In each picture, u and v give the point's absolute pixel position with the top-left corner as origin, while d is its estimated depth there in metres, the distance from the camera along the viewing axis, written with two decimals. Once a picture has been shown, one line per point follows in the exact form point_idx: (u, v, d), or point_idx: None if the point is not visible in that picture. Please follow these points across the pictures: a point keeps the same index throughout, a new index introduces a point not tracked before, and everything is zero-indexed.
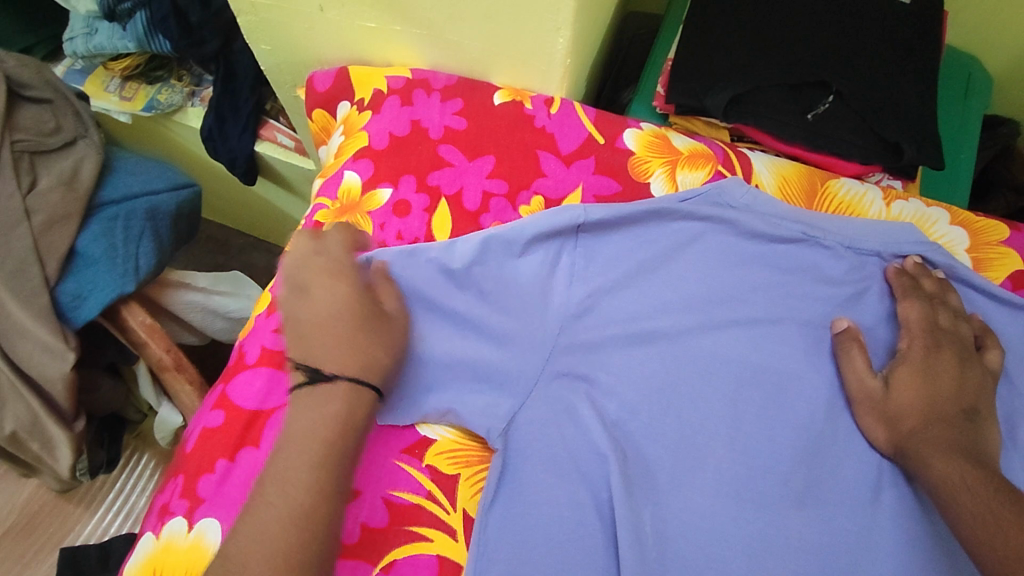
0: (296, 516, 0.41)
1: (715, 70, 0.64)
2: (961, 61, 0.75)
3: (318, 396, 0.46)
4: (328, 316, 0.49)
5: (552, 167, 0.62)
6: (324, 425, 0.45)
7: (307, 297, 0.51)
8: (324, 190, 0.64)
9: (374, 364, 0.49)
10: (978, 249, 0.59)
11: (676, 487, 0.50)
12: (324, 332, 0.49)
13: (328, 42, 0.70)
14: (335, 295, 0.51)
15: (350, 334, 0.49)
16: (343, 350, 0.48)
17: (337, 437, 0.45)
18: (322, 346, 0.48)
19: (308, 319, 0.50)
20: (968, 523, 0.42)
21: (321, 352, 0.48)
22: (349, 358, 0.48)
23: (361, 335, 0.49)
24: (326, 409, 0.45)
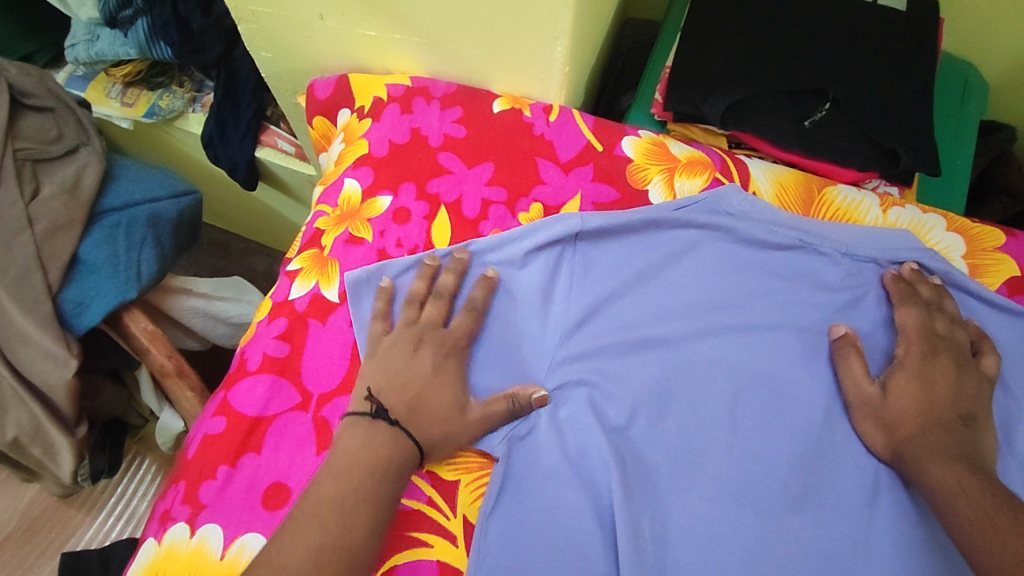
0: (335, 540, 0.43)
1: (713, 77, 0.65)
2: (958, 67, 0.76)
3: (373, 435, 0.48)
4: (410, 372, 0.52)
5: (550, 174, 0.62)
6: (369, 462, 0.47)
7: (411, 357, 0.52)
8: (324, 198, 0.65)
9: (429, 426, 0.50)
10: (974, 255, 0.59)
11: (675, 492, 0.51)
12: (435, 394, 0.51)
13: (328, 50, 0.70)
14: (442, 363, 0.52)
15: (441, 399, 0.51)
16: (420, 408, 0.50)
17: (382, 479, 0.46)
18: (392, 395, 0.50)
19: (400, 377, 0.51)
20: (966, 529, 0.42)
21: (395, 399, 0.50)
22: (427, 420, 0.50)
23: (444, 398, 0.51)
24: (377, 449, 0.48)
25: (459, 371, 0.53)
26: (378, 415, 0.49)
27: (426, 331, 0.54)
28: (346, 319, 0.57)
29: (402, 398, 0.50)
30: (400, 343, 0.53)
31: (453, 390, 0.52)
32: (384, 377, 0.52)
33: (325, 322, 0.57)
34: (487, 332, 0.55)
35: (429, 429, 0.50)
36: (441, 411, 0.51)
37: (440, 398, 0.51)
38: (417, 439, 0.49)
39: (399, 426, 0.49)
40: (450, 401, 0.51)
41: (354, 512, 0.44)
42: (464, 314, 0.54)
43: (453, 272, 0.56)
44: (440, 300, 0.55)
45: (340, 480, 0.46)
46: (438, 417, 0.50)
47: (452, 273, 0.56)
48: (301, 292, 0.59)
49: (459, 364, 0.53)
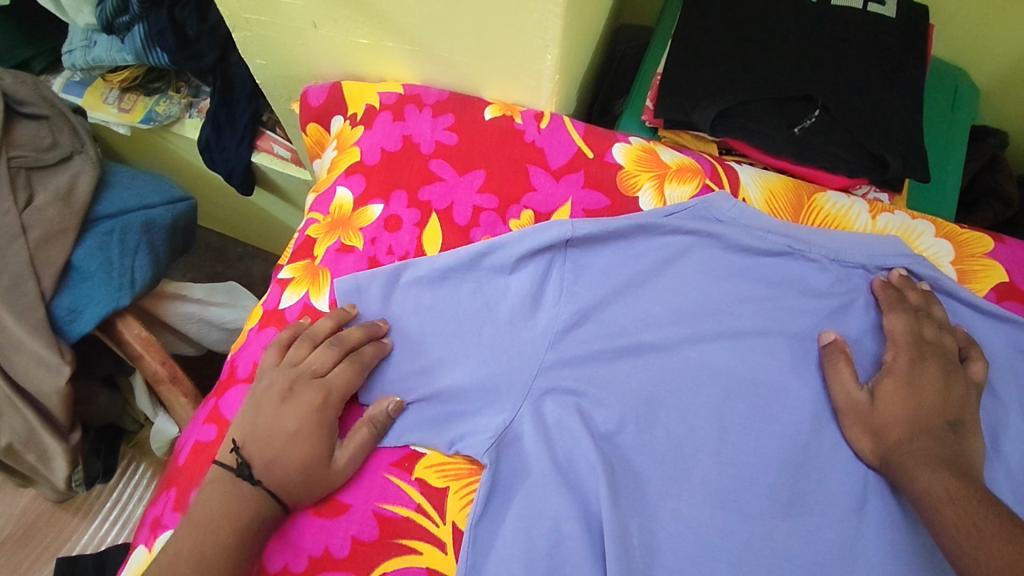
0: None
1: (704, 84, 0.65)
2: (949, 73, 0.76)
3: (231, 491, 0.48)
4: (277, 423, 0.50)
5: (541, 181, 0.62)
6: (219, 517, 0.46)
7: (281, 410, 0.51)
8: (316, 206, 0.65)
9: (288, 483, 0.49)
10: (962, 261, 0.60)
11: (663, 498, 0.51)
12: (301, 448, 0.49)
13: (322, 58, 0.71)
14: (312, 419, 0.51)
15: (302, 454, 0.49)
16: (280, 465, 0.49)
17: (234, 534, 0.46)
18: (256, 450, 0.49)
19: (269, 429, 0.50)
20: (952, 535, 0.42)
21: (258, 454, 0.49)
22: (286, 476, 0.49)
23: (310, 455, 0.49)
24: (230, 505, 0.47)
25: (332, 423, 0.51)
26: (238, 474, 0.48)
27: (302, 380, 0.52)
28: None
29: (265, 454, 0.49)
30: (279, 390, 0.52)
31: (323, 444, 0.50)
32: (251, 429, 0.50)
33: None
34: (478, 337, 0.55)
35: (290, 485, 0.49)
36: (301, 468, 0.49)
37: (305, 453, 0.49)
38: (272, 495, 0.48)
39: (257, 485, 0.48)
40: (316, 456, 0.50)
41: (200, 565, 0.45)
42: (346, 364, 0.53)
43: (332, 319, 0.55)
44: (328, 349, 0.53)
45: (196, 536, 0.46)
46: (298, 473, 0.49)
47: (329, 319, 0.55)
48: (292, 301, 0.59)
49: (330, 418, 0.51)
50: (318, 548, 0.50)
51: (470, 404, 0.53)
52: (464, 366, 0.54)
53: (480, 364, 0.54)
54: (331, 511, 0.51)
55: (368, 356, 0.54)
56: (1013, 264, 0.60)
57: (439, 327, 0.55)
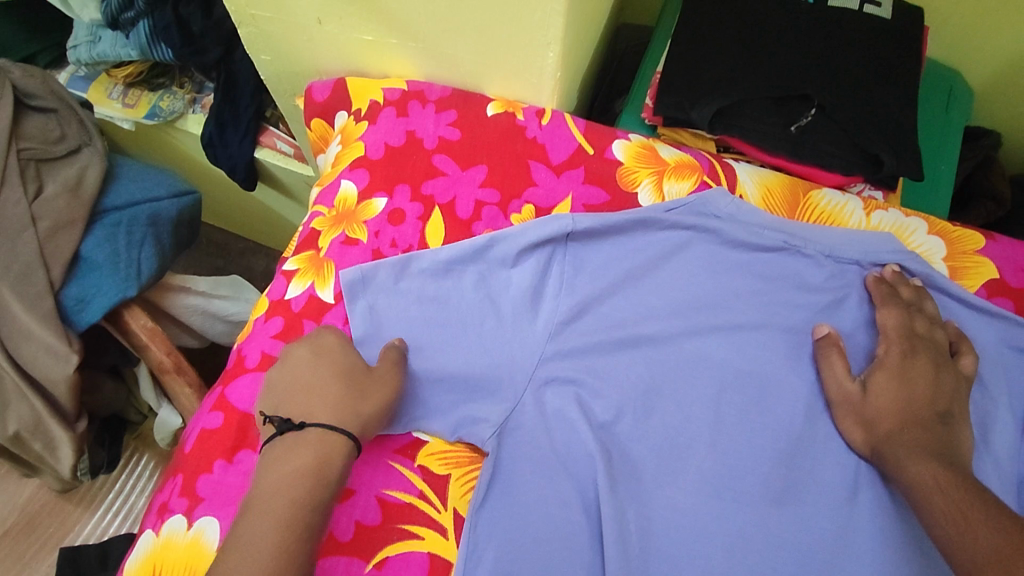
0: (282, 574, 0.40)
1: (702, 83, 0.66)
2: (943, 74, 0.77)
3: (294, 449, 0.46)
4: (294, 375, 0.51)
5: (542, 176, 0.63)
6: (285, 481, 0.44)
7: (287, 364, 0.52)
8: (320, 199, 0.66)
9: (344, 406, 0.49)
10: (954, 258, 0.61)
11: (660, 486, 0.52)
12: (331, 373, 0.50)
13: (326, 54, 0.72)
14: (321, 351, 0.52)
15: (329, 377, 0.50)
16: (321, 394, 0.49)
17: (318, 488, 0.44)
18: (295, 405, 0.49)
19: (285, 383, 0.51)
20: (940, 522, 0.43)
21: (298, 407, 0.49)
22: (330, 400, 0.49)
23: (344, 372, 0.51)
24: (296, 462, 0.45)
25: (348, 349, 0.53)
26: (283, 428, 0.47)
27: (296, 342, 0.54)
28: (342, 317, 0.58)
29: (304, 396, 0.49)
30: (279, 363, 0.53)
31: (347, 364, 0.52)
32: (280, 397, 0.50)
33: (320, 320, 0.58)
34: (480, 329, 0.56)
35: (349, 406, 0.49)
36: (343, 385, 0.50)
37: (331, 377, 0.50)
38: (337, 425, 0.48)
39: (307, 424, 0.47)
40: (347, 372, 0.51)
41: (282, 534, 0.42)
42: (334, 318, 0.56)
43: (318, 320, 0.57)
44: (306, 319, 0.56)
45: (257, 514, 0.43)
46: (344, 391, 0.49)
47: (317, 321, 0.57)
48: (297, 291, 0.60)
49: (340, 343, 0.53)
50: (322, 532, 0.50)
51: (471, 391, 0.55)
52: (467, 355, 0.55)
53: (483, 355, 0.55)
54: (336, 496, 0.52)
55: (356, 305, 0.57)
56: (1003, 261, 0.61)
57: (441, 317, 0.56)
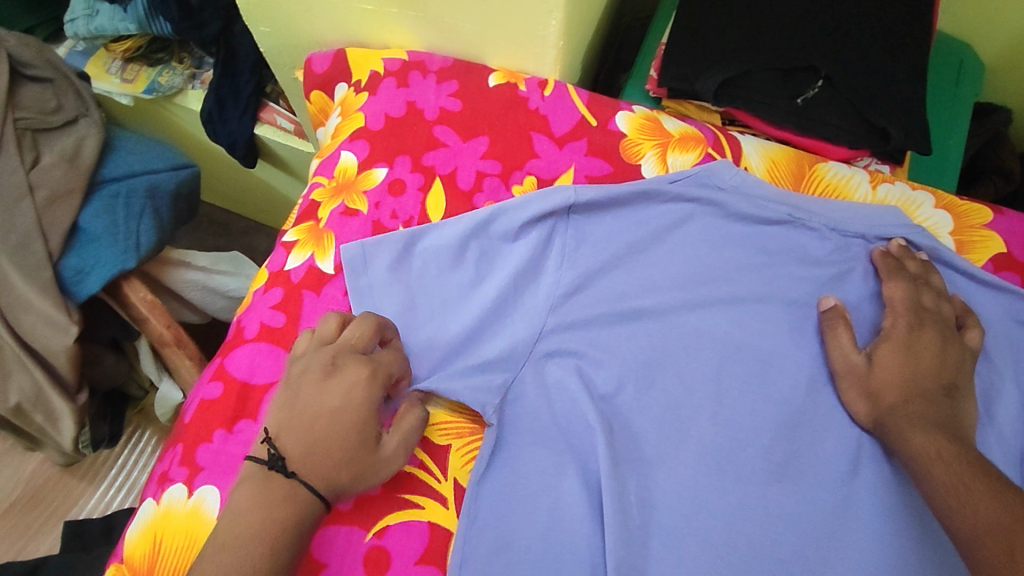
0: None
1: (707, 54, 0.65)
2: (953, 47, 0.76)
3: (269, 494, 0.42)
4: (317, 409, 0.46)
5: (544, 148, 0.63)
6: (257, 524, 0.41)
7: (321, 386, 0.46)
8: (320, 170, 0.65)
9: (334, 471, 0.44)
10: (961, 232, 0.60)
11: (661, 460, 0.52)
12: (349, 429, 0.46)
13: (326, 24, 0.71)
14: (355, 393, 0.46)
15: (349, 435, 0.45)
16: (325, 450, 0.44)
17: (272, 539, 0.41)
18: (296, 443, 0.44)
19: (306, 411, 0.46)
20: (941, 494, 0.43)
21: (298, 447, 0.44)
22: (335, 461, 0.44)
23: (361, 438, 0.46)
24: (276, 513, 0.42)
25: (377, 404, 0.47)
26: (274, 466, 0.43)
27: (339, 354, 0.48)
28: (340, 289, 0.57)
29: (306, 442, 0.44)
30: (313, 368, 0.48)
31: (367, 426, 0.46)
32: (288, 421, 0.46)
33: (319, 291, 0.57)
34: (481, 301, 0.56)
35: (337, 476, 0.44)
36: (347, 453, 0.45)
37: (348, 440, 0.45)
38: (317, 488, 0.43)
39: (297, 477, 0.43)
40: (362, 440, 0.46)
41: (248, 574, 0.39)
42: (394, 355, 0.51)
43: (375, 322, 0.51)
44: (361, 332, 0.50)
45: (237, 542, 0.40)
46: (346, 460, 0.45)
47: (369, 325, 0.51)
48: (297, 262, 0.59)
49: (375, 396, 0.47)
50: None
51: (451, 354, 0.55)
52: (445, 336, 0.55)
53: (482, 326, 0.55)
54: None
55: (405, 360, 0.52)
56: (1011, 235, 0.59)
57: (441, 291, 0.56)
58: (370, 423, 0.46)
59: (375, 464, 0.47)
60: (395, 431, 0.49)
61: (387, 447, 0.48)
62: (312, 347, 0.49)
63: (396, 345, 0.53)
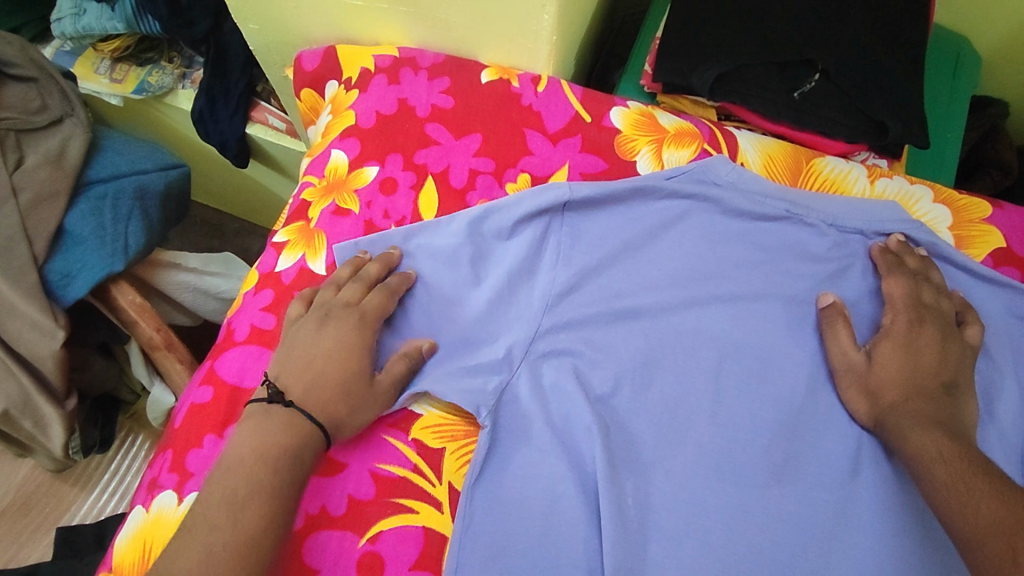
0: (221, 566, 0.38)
1: (702, 48, 0.64)
2: (950, 40, 0.75)
3: (266, 424, 0.45)
4: (312, 351, 0.49)
5: (538, 145, 0.62)
6: (256, 448, 0.44)
7: (315, 332, 0.50)
8: (311, 169, 0.64)
9: (330, 402, 0.48)
10: (960, 226, 0.59)
11: (658, 461, 0.51)
12: (343, 367, 0.49)
13: (316, 21, 0.70)
14: (348, 336, 0.50)
15: (342, 372, 0.49)
16: (321, 385, 0.48)
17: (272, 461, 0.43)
18: (294, 379, 0.48)
19: (302, 354, 0.49)
20: (942, 493, 0.42)
21: (296, 382, 0.48)
22: (331, 397, 0.48)
23: (352, 373, 0.49)
24: (272, 438, 0.44)
25: (368, 347, 0.51)
26: (273, 399, 0.47)
27: (333, 305, 0.52)
28: None
29: (303, 378, 0.48)
30: (310, 318, 0.52)
31: (358, 363, 0.50)
32: (285, 362, 0.49)
33: None
34: (477, 303, 0.55)
35: (332, 408, 0.48)
36: (341, 388, 0.48)
37: (341, 377, 0.49)
38: (316, 419, 0.47)
39: (295, 407, 0.46)
40: (355, 379, 0.49)
41: (250, 512, 0.41)
42: (376, 295, 0.53)
43: (380, 263, 0.55)
44: (355, 283, 0.53)
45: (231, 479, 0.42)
46: (340, 394, 0.48)
47: (376, 263, 0.55)
48: (287, 264, 0.58)
49: (366, 338, 0.51)
50: (314, 506, 0.49)
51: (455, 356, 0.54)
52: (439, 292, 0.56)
53: (477, 327, 0.54)
54: (329, 469, 0.51)
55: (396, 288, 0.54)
56: (1010, 229, 0.59)
57: (436, 292, 0.56)
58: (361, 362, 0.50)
59: (367, 401, 0.49)
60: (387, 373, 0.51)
61: (380, 385, 0.50)
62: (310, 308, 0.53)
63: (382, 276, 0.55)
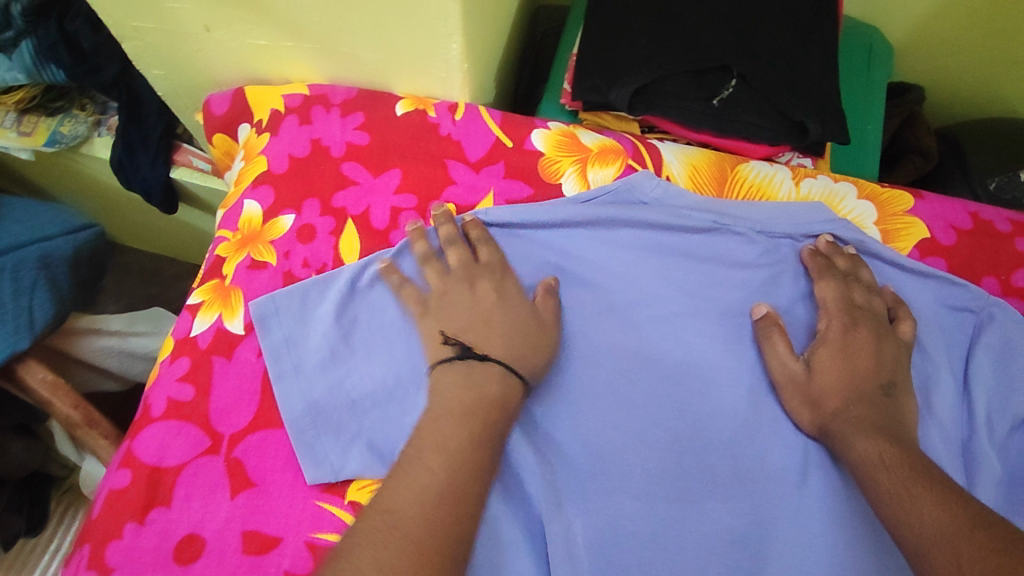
0: (438, 534, 0.38)
1: (618, 63, 0.63)
2: (862, 32, 0.76)
3: (478, 381, 0.47)
4: (474, 308, 0.51)
5: (461, 175, 0.60)
6: (476, 402, 0.46)
7: (467, 296, 0.52)
8: (224, 222, 0.61)
9: (523, 350, 0.50)
10: (886, 221, 0.59)
11: (607, 495, 0.49)
12: (512, 310, 0.52)
13: (220, 63, 0.67)
14: (502, 285, 0.53)
15: (508, 319, 0.51)
16: (507, 333, 0.50)
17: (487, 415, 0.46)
18: (477, 335, 0.50)
19: (466, 313, 0.51)
20: (886, 501, 0.42)
21: (482, 338, 0.50)
22: (505, 341, 0.50)
23: (520, 315, 0.52)
24: (478, 394, 0.47)
25: (518, 288, 0.54)
26: (464, 355, 0.49)
27: (462, 270, 0.53)
28: (254, 349, 0.54)
29: (484, 325, 0.51)
30: (449, 288, 0.53)
31: (521, 302, 0.52)
32: (455, 322, 0.51)
33: (231, 356, 0.53)
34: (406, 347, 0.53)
35: (526, 354, 0.50)
36: (524, 330, 0.51)
37: (513, 322, 0.51)
38: (520, 372, 0.49)
39: (486, 359, 0.49)
40: (518, 317, 0.51)
41: (471, 456, 0.43)
42: (487, 247, 0.55)
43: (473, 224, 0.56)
44: (457, 245, 0.55)
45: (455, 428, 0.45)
46: (524, 330, 0.51)
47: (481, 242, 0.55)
48: (203, 326, 0.55)
49: (514, 282, 0.54)
50: None
51: (369, 412, 0.52)
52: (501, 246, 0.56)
53: (407, 372, 0.53)
54: (260, 547, 0.47)
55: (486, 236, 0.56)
56: (933, 220, 0.59)
57: (363, 338, 0.54)
58: (515, 305, 0.52)
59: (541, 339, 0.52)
60: (541, 299, 0.54)
61: (546, 318, 0.53)
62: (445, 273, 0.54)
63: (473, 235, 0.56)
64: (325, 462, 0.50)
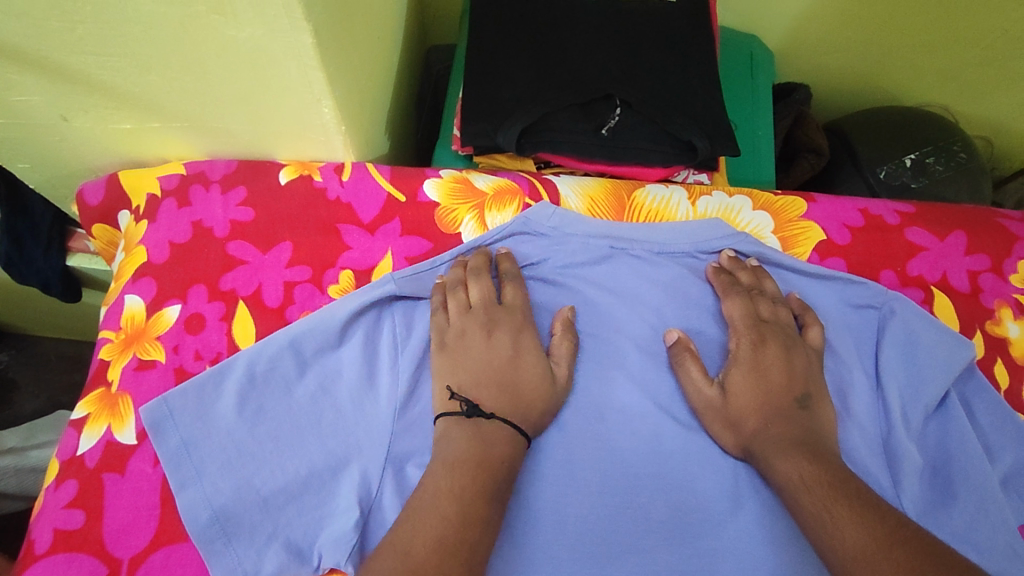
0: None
1: (502, 104, 0.62)
2: (742, 42, 0.79)
3: (486, 435, 0.46)
4: (487, 358, 0.51)
5: (356, 238, 0.58)
6: (479, 454, 0.44)
7: (487, 342, 0.51)
8: (105, 323, 0.57)
9: (518, 405, 0.49)
10: (782, 228, 0.60)
11: (540, 553, 0.47)
12: (524, 366, 0.51)
13: (89, 150, 0.63)
14: (518, 338, 0.52)
15: (516, 372, 0.50)
16: (512, 389, 0.49)
17: (493, 471, 0.44)
18: (483, 391, 0.49)
19: (476, 365, 0.51)
20: (811, 525, 0.42)
21: (486, 394, 0.49)
22: (508, 396, 0.49)
23: (528, 359, 0.51)
24: (491, 451, 0.45)
25: (535, 342, 0.53)
26: (473, 413, 0.47)
27: (489, 311, 0.53)
28: (149, 458, 0.50)
29: (494, 383, 0.50)
30: (472, 326, 0.52)
31: (539, 364, 0.51)
32: (461, 373, 0.50)
33: (123, 471, 0.49)
34: (317, 430, 0.50)
35: (527, 411, 0.49)
36: (534, 391, 0.50)
37: (525, 360, 0.51)
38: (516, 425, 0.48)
39: (496, 416, 0.47)
40: (527, 359, 0.51)
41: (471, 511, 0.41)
42: (512, 286, 0.55)
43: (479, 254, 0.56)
44: (481, 279, 0.55)
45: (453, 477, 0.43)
46: (530, 391, 0.50)
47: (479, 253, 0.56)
48: (90, 443, 0.50)
49: (533, 336, 0.53)
50: None
51: (283, 507, 0.48)
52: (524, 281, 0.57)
53: (324, 456, 0.49)
54: None
55: (514, 270, 0.56)
56: (828, 221, 0.60)
57: (271, 428, 0.50)
58: (529, 345, 0.52)
59: (543, 389, 0.50)
60: (560, 360, 0.52)
61: (561, 353, 0.52)
62: (456, 317, 0.53)
63: (509, 274, 0.56)
64: (237, 567, 0.46)
